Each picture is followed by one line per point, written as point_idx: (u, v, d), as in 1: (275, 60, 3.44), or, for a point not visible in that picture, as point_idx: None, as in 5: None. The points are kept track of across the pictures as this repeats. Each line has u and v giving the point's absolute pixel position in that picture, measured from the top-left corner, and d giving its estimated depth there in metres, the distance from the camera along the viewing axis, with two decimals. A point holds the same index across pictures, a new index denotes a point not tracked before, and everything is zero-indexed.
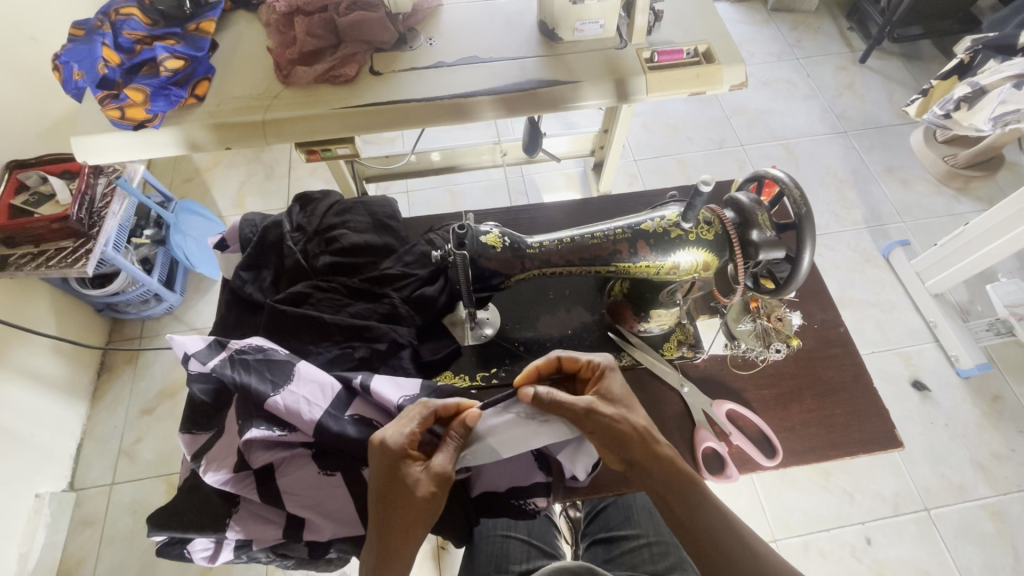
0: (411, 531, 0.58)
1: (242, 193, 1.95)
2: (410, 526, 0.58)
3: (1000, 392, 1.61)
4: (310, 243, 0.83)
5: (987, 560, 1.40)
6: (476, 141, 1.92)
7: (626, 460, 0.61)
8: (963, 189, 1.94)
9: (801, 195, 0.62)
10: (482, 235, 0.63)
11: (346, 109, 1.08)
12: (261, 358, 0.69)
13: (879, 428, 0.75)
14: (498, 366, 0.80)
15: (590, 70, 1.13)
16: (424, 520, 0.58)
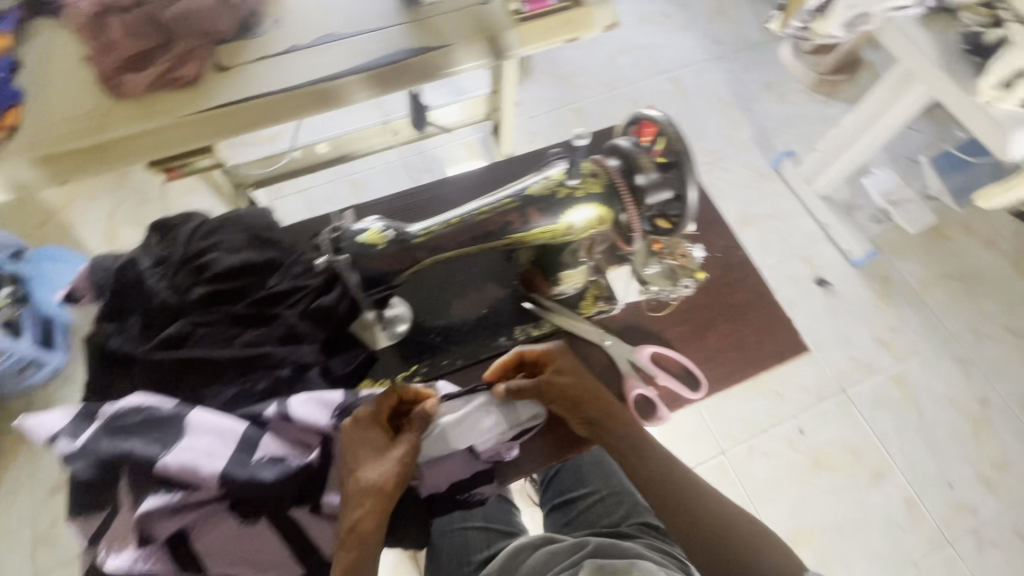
0: (380, 499, 0.62)
1: (112, 226, 1.73)
2: (379, 491, 0.62)
3: (888, 273, 1.78)
4: (177, 275, 0.73)
5: (897, 421, 1.59)
6: (363, 124, 1.80)
7: (587, 420, 0.68)
8: (832, 93, 2.09)
9: (677, 132, 0.61)
10: (359, 234, 0.56)
11: (197, 115, 0.96)
12: (142, 418, 0.62)
13: (786, 338, 0.79)
14: (418, 362, 0.77)
15: (459, 32, 1.06)
16: (390, 489, 0.63)
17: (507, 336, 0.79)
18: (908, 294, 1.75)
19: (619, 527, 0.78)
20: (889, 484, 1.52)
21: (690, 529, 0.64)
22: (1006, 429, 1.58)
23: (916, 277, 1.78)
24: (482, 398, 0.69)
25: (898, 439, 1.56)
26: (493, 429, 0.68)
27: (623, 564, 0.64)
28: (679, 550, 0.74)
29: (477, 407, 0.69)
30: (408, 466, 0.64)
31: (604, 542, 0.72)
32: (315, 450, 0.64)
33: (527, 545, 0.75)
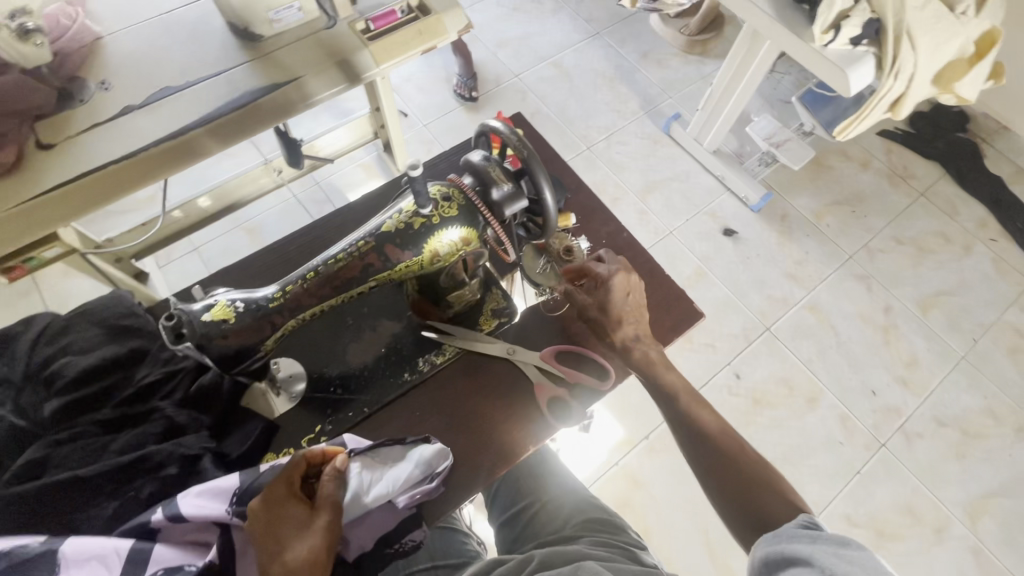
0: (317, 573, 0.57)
1: None
2: (314, 563, 0.57)
3: (784, 211, 1.89)
4: (23, 394, 0.65)
5: (818, 345, 1.70)
6: (247, 165, 1.71)
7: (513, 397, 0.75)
8: (703, 52, 2.19)
9: (521, 140, 0.61)
10: (204, 313, 0.53)
11: (26, 205, 0.86)
12: (3, 566, 0.54)
13: (683, 309, 0.81)
14: (322, 421, 0.72)
15: (307, 62, 1.01)
16: (325, 557, 0.58)
17: (411, 371, 0.75)
18: (805, 227, 1.87)
19: (564, 530, 0.79)
20: (823, 405, 1.62)
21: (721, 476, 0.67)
22: (910, 330, 1.73)
23: (809, 209, 1.90)
24: (392, 450, 0.66)
25: (822, 362, 1.68)
26: (407, 477, 0.64)
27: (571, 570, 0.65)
28: (624, 537, 0.76)
29: (384, 459, 0.65)
30: (336, 528, 0.60)
31: (550, 552, 0.72)
32: (214, 549, 0.58)
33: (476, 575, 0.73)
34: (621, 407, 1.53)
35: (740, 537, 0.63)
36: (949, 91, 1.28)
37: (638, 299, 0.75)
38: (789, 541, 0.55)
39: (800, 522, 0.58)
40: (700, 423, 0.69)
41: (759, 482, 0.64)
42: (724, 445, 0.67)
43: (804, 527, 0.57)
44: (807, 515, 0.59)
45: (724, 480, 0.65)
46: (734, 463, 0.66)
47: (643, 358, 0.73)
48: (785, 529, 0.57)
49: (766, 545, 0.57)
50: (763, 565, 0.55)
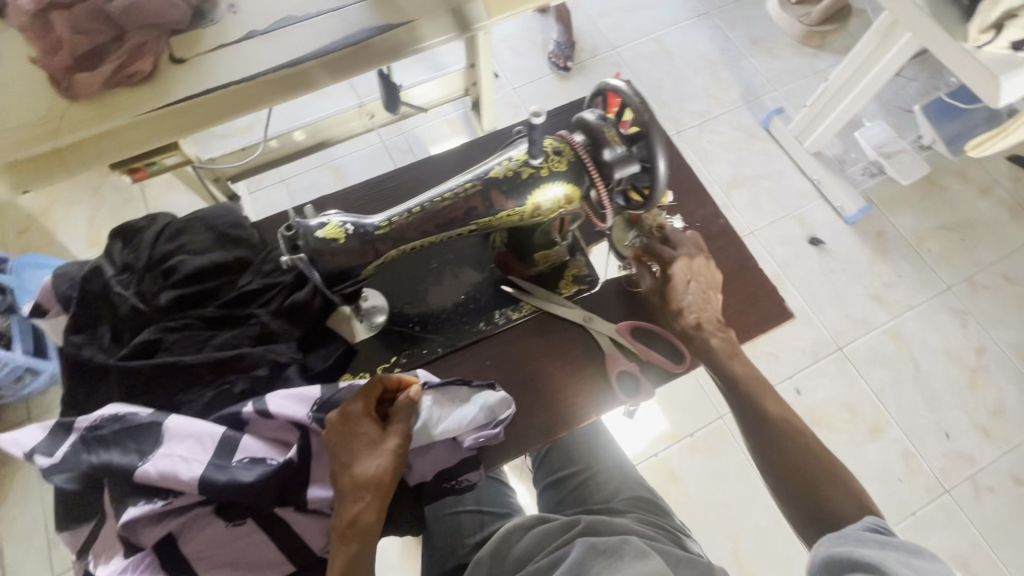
0: (379, 493, 0.60)
1: (95, 229, 1.70)
2: (378, 483, 0.60)
3: (882, 228, 1.75)
4: (144, 281, 0.72)
5: (893, 375, 1.59)
6: (341, 106, 1.76)
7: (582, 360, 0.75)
8: (821, 45, 2.02)
9: (642, 102, 0.58)
10: (318, 230, 0.56)
11: (154, 113, 0.91)
12: (119, 428, 0.61)
13: (771, 306, 0.78)
14: (397, 353, 0.75)
15: (421, 6, 1.00)
16: (389, 480, 0.61)
17: (487, 321, 0.77)
18: (902, 248, 1.73)
19: (612, 502, 0.80)
20: (887, 438, 1.52)
21: (784, 466, 0.64)
22: (1002, 377, 1.58)
23: (911, 229, 1.75)
24: (459, 390, 0.68)
25: (894, 393, 1.57)
26: (472, 417, 0.66)
27: (617, 540, 0.64)
28: (671, 521, 0.76)
29: (451, 398, 0.68)
30: (403, 454, 0.63)
31: (596, 519, 0.72)
32: (293, 448, 0.63)
33: (518, 526, 0.75)
34: (669, 400, 1.50)
35: (800, 530, 0.62)
36: None
37: (713, 278, 0.73)
38: (857, 545, 0.54)
39: (866, 525, 0.56)
40: (767, 414, 0.67)
41: (823, 478, 0.62)
42: (792, 438, 0.65)
43: (871, 531, 0.55)
44: (872, 517, 0.58)
45: (789, 475, 0.64)
46: (800, 459, 0.64)
47: (721, 348, 0.70)
48: (853, 532, 0.55)
49: (829, 545, 0.55)
50: (827, 565, 0.53)
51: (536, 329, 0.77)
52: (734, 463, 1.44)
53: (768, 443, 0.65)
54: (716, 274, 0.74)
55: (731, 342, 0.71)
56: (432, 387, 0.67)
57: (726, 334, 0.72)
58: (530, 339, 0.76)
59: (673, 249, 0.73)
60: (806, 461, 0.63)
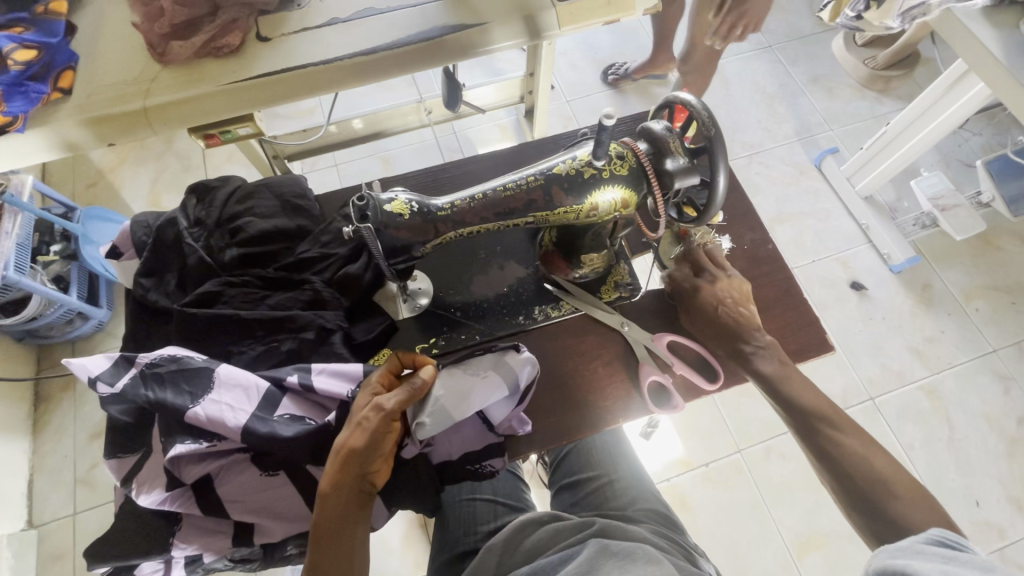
0: (340, 461, 0.59)
1: (156, 191, 1.79)
2: (342, 449, 0.59)
3: (929, 281, 1.70)
4: (212, 237, 0.76)
5: (926, 433, 1.53)
6: (400, 101, 1.83)
7: (616, 366, 0.76)
8: (884, 90, 1.99)
9: (710, 118, 0.59)
10: (386, 203, 0.59)
11: (236, 85, 0.96)
12: (176, 368, 0.65)
13: (812, 336, 0.77)
14: (436, 336, 0.77)
15: (496, 9, 1.02)
16: (349, 449, 0.59)
17: (526, 316, 0.79)
18: (948, 304, 1.67)
19: (629, 511, 0.80)
20: None
21: (837, 471, 0.64)
22: None
23: (960, 286, 1.69)
24: (475, 366, 0.68)
25: (924, 452, 1.51)
26: (492, 392, 0.67)
27: (631, 545, 0.64)
28: (684, 539, 0.75)
29: (472, 371, 0.68)
30: (374, 428, 0.60)
31: (610, 523, 0.72)
32: (332, 413, 0.66)
33: (531, 520, 0.76)
34: (688, 427, 1.48)
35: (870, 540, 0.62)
36: None
37: (744, 295, 0.74)
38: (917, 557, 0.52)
39: (930, 538, 0.55)
40: (816, 421, 0.67)
41: (877, 482, 0.62)
42: (853, 457, 0.64)
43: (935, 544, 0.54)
44: (938, 530, 0.56)
45: (851, 489, 0.63)
46: (863, 475, 0.63)
47: (775, 373, 0.69)
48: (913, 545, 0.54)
49: (885, 555, 0.54)
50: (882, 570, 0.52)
51: (574, 331, 0.78)
52: (747, 500, 1.41)
53: (829, 459, 0.65)
54: (746, 288, 0.74)
55: (782, 356, 0.71)
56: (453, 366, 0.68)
57: (767, 342, 0.71)
58: (568, 338, 0.78)
59: (697, 277, 0.75)
60: (859, 466, 0.63)
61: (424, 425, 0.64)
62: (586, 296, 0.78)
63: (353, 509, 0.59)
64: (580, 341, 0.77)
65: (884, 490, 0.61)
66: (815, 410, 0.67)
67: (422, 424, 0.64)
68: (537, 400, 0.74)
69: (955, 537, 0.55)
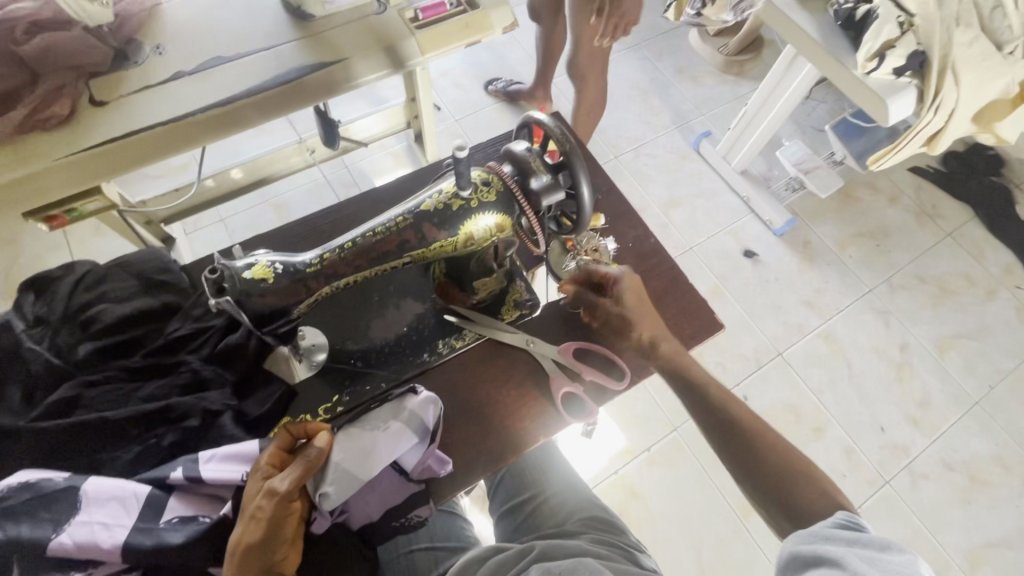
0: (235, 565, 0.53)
1: (10, 280, 1.57)
2: (236, 550, 0.54)
3: (808, 238, 1.88)
4: (60, 333, 0.68)
5: (830, 375, 1.68)
6: (280, 143, 1.74)
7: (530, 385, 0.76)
8: (740, 73, 2.18)
9: (564, 133, 0.61)
10: (244, 271, 0.55)
11: (71, 158, 0.86)
12: (29, 497, 0.56)
13: (703, 317, 0.82)
14: (340, 392, 0.73)
15: (354, 43, 1.00)
16: (243, 548, 0.53)
17: (431, 351, 0.77)
18: (827, 256, 1.86)
19: (566, 524, 0.80)
20: (830, 436, 1.60)
21: (757, 466, 0.67)
22: (924, 370, 1.70)
23: (833, 238, 1.88)
24: (374, 419, 0.66)
25: (832, 393, 1.66)
26: (399, 440, 0.64)
27: (571, 564, 0.64)
28: (624, 539, 0.76)
29: (373, 426, 0.65)
30: (270, 516, 0.55)
31: (550, 544, 0.72)
32: (228, 504, 0.60)
33: (473, 559, 0.73)
34: (625, 417, 1.52)
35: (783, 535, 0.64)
36: (989, 130, 1.29)
37: (642, 295, 0.74)
38: (826, 542, 0.55)
39: (836, 522, 0.57)
40: (734, 418, 0.70)
41: (791, 474, 0.65)
42: (767, 451, 0.67)
43: (841, 527, 0.56)
44: (843, 514, 0.58)
45: (766, 483, 0.65)
46: (767, 462, 0.66)
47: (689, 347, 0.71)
48: (823, 531, 0.56)
49: (798, 542, 0.56)
50: (794, 563, 0.55)
51: (481, 359, 0.77)
52: (690, 475, 1.47)
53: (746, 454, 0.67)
54: (638, 283, 0.75)
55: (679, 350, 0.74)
56: (351, 426, 0.65)
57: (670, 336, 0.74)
58: (475, 365, 0.77)
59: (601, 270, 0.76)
60: (774, 459, 0.66)
61: (329, 495, 0.60)
62: (485, 320, 0.78)
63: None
64: (488, 366, 0.77)
65: (797, 482, 0.64)
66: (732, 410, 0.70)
67: (327, 495, 0.60)
68: (455, 436, 0.72)
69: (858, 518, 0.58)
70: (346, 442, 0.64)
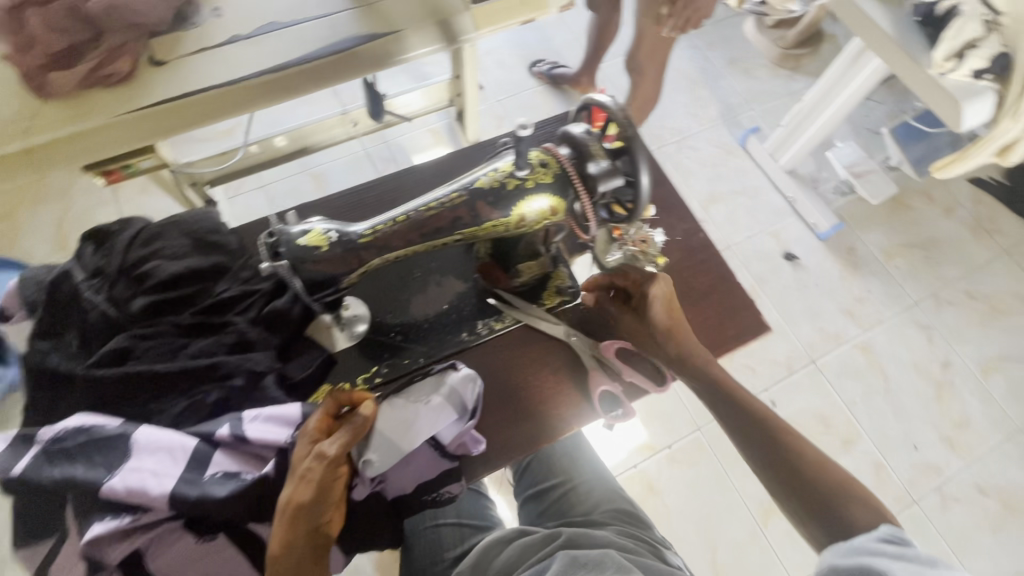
0: (287, 523, 0.55)
1: (62, 232, 1.64)
2: (287, 509, 0.56)
3: (853, 245, 1.81)
4: (116, 286, 0.69)
5: (864, 388, 1.63)
6: (324, 114, 1.75)
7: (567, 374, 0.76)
8: (796, 68, 2.09)
9: (627, 118, 0.59)
10: (300, 237, 0.56)
11: (129, 115, 0.88)
12: (85, 439, 0.59)
13: (749, 319, 0.79)
14: (378, 364, 0.74)
15: (409, 15, 0.98)
16: (295, 507, 0.55)
17: (469, 332, 0.76)
18: (871, 265, 1.78)
19: (592, 514, 0.80)
20: (859, 449, 1.55)
21: (789, 474, 0.62)
22: (966, 390, 1.63)
23: (880, 247, 1.81)
24: (418, 390, 0.67)
25: (865, 406, 1.60)
26: (441, 414, 0.65)
27: (598, 556, 0.63)
28: (650, 534, 0.76)
29: (414, 399, 0.66)
30: (320, 479, 0.56)
31: (576, 531, 0.71)
32: (269, 464, 0.61)
33: (500, 539, 0.74)
34: (649, 412, 1.51)
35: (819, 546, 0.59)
36: None
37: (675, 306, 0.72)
38: (869, 555, 0.52)
39: (879, 536, 0.54)
40: (766, 426, 0.65)
41: (825, 486, 0.60)
42: (800, 460, 0.62)
43: (887, 541, 0.54)
44: (887, 527, 0.55)
45: (800, 492, 0.61)
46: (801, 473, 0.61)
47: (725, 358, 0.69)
48: (866, 544, 0.54)
49: (840, 555, 0.54)
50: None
51: (520, 345, 0.77)
52: (710, 477, 1.45)
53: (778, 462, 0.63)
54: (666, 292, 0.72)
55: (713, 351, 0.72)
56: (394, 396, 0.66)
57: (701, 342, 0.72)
58: (513, 350, 0.76)
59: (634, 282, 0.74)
60: (807, 469, 0.62)
61: (373, 462, 0.62)
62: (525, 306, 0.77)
63: (310, 567, 0.55)
64: (527, 352, 0.76)
65: (834, 492, 0.60)
66: (762, 414, 0.66)
67: (370, 462, 0.62)
68: (490, 417, 0.73)
69: (902, 531, 0.56)
70: (389, 412, 0.65)
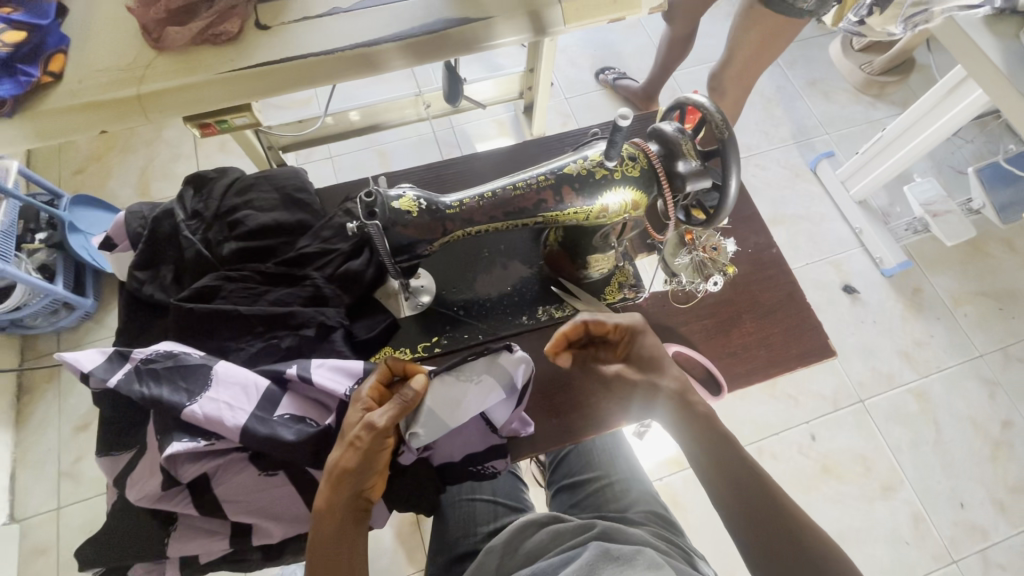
0: (332, 485, 0.58)
1: (145, 179, 1.75)
2: (334, 472, 0.58)
3: (919, 285, 1.72)
4: (210, 230, 0.74)
5: (912, 435, 1.55)
6: (397, 94, 1.80)
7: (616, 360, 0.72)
8: (880, 95, 2.00)
9: (723, 121, 0.59)
10: (394, 201, 0.59)
11: (232, 73, 0.93)
12: (172, 365, 0.63)
13: (814, 340, 0.78)
14: (439, 334, 0.76)
15: (501, 3, 1.00)
16: (341, 471, 0.58)
17: (529, 316, 0.78)
18: (937, 308, 1.70)
19: (626, 512, 0.80)
20: (899, 498, 1.48)
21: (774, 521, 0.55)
22: None
23: (949, 291, 1.72)
24: (468, 368, 0.67)
25: (911, 455, 1.53)
26: (488, 396, 0.66)
27: (630, 550, 0.63)
28: (683, 541, 0.75)
29: (466, 376, 0.67)
30: (367, 448, 0.59)
31: (611, 526, 0.71)
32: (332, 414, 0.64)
33: (532, 523, 0.75)
34: None
35: None
36: None
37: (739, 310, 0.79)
38: None
39: None
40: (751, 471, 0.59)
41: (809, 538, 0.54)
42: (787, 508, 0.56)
43: None
44: None
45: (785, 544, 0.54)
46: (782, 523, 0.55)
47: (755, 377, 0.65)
48: None
49: None
50: None
51: None
52: None
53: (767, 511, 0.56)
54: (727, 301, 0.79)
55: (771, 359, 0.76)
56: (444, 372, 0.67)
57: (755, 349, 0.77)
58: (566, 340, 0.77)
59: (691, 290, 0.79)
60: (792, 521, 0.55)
61: (419, 434, 0.64)
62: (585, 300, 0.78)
63: (350, 527, 0.59)
64: None
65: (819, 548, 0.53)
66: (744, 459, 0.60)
67: (416, 434, 0.64)
68: (538, 400, 0.74)
69: None
70: (439, 388, 0.66)
